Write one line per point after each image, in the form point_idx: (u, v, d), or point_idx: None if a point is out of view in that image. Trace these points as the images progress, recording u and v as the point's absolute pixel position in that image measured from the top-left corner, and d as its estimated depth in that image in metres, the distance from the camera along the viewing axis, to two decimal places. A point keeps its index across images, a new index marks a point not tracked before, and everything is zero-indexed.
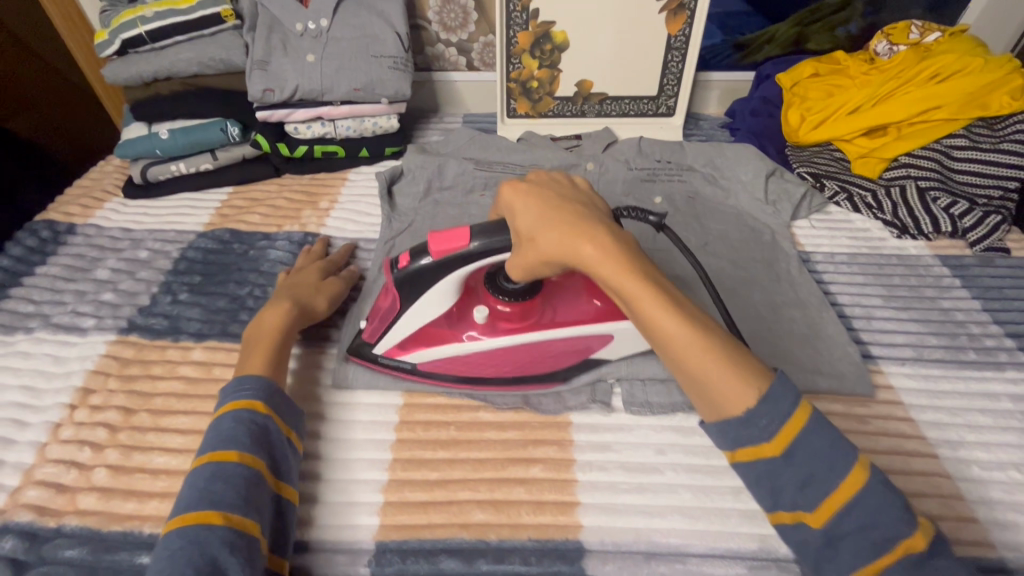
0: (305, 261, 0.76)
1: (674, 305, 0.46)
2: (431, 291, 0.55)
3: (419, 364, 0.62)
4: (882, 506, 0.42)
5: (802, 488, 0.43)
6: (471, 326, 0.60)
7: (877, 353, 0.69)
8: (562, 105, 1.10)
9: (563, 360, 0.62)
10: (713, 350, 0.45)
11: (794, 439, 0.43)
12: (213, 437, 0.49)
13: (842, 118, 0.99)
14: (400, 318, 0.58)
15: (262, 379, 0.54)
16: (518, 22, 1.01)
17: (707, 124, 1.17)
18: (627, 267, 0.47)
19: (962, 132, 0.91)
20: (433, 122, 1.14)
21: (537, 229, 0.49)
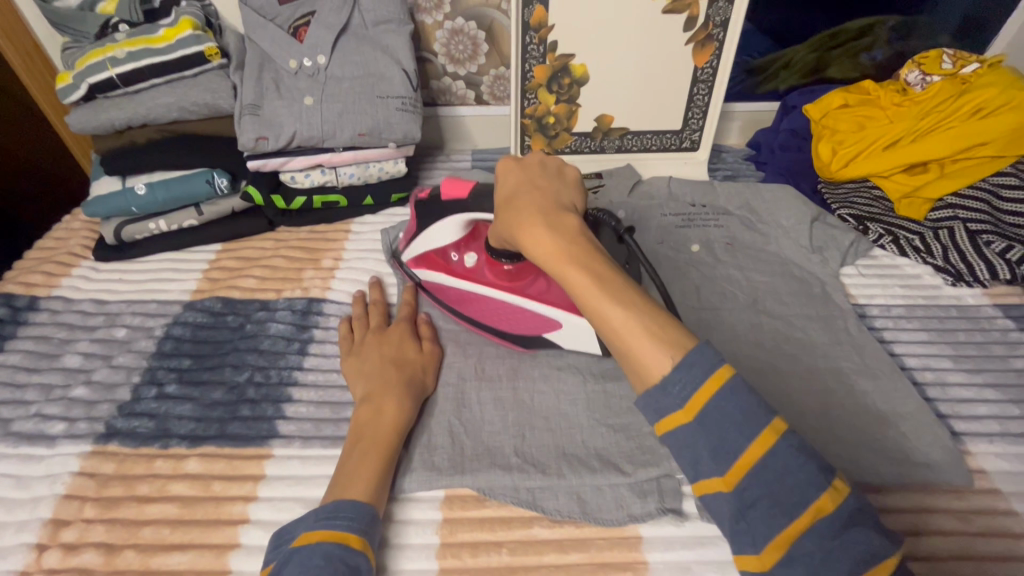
0: (375, 320, 0.70)
1: (590, 273, 0.44)
2: (440, 222, 0.66)
3: (426, 282, 0.73)
4: (800, 473, 0.36)
5: (716, 456, 0.38)
6: (463, 265, 0.69)
7: (962, 430, 0.63)
8: (580, 141, 1.03)
9: (527, 330, 0.68)
10: (627, 317, 0.42)
11: (706, 403, 0.38)
12: (296, 574, 0.43)
13: (879, 153, 0.93)
14: (420, 236, 0.69)
15: (365, 509, 0.49)
16: (534, 56, 0.94)
17: (730, 156, 1.11)
18: (551, 239, 0.47)
19: (1010, 170, 0.87)
20: (439, 161, 1.05)
21: (498, 213, 0.54)
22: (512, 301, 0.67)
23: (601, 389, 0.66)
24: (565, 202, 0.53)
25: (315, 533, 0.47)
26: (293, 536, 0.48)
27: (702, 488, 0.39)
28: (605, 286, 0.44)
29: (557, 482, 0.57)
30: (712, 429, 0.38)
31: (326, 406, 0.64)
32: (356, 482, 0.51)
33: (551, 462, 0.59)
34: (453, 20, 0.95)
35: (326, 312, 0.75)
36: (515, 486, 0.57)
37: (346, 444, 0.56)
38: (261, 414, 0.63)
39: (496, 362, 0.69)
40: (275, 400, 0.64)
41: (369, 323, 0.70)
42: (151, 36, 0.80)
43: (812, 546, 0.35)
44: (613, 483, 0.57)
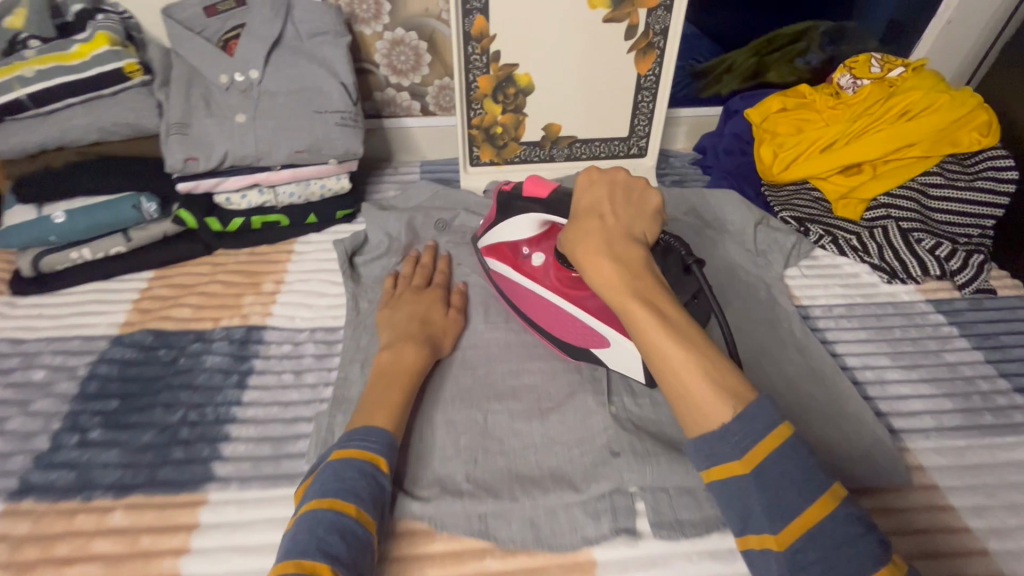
0: (418, 279, 0.75)
1: (657, 316, 0.46)
2: (519, 217, 0.67)
3: (496, 274, 0.74)
4: (861, 549, 0.36)
5: (771, 513, 0.39)
6: (531, 262, 0.69)
7: (899, 427, 0.66)
8: (529, 150, 1.02)
9: (577, 340, 0.66)
10: (688, 362, 0.44)
11: (767, 457, 0.39)
12: (334, 484, 0.49)
13: (816, 156, 0.95)
14: (497, 227, 0.71)
15: (384, 436, 0.55)
16: (478, 66, 0.92)
17: (678, 161, 1.12)
18: (619, 275, 0.49)
19: (936, 169, 0.90)
20: (387, 174, 1.03)
21: (566, 234, 0.56)
22: (568, 308, 0.65)
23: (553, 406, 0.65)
24: (638, 234, 0.54)
25: (348, 449, 0.53)
26: (328, 453, 0.53)
27: (751, 545, 0.40)
28: (670, 328, 0.46)
29: (510, 508, 0.56)
30: (769, 487, 0.39)
31: (267, 442, 0.61)
32: (383, 414, 0.57)
33: (503, 487, 0.58)
34: (393, 31, 0.92)
35: (266, 341, 0.72)
36: (467, 515, 0.56)
37: (369, 382, 0.62)
38: (197, 456, 0.60)
39: (448, 385, 0.67)
40: (212, 439, 0.61)
41: (412, 281, 0.75)
42: (65, 53, 0.74)
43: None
44: (567, 505, 0.56)
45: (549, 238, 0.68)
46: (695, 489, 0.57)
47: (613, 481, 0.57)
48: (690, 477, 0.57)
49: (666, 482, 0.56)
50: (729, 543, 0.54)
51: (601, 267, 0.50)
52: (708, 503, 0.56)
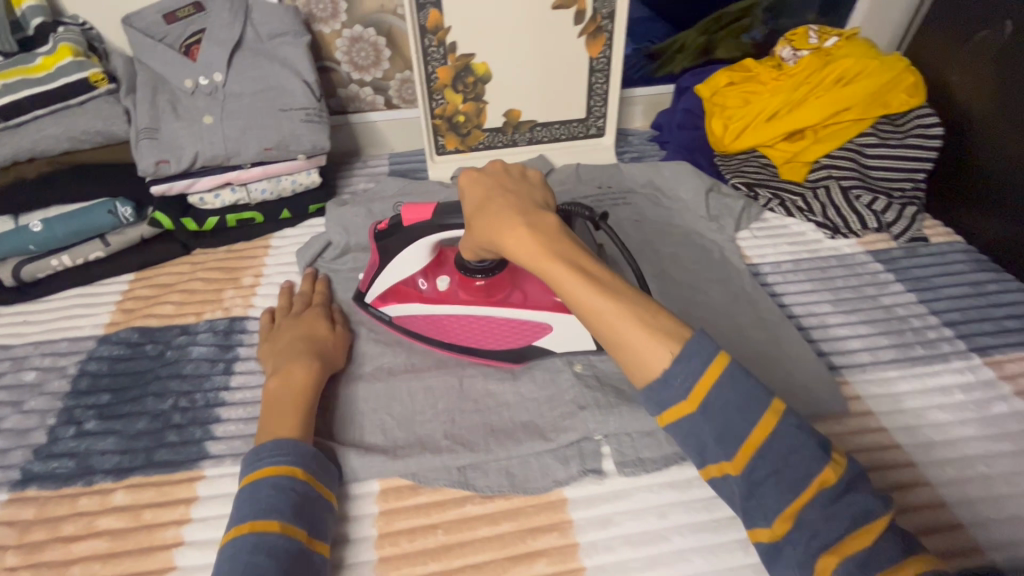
0: (295, 304, 0.73)
1: (584, 278, 0.44)
2: (405, 250, 0.64)
3: (396, 319, 0.71)
4: (802, 451, 0.40)
5: (721, 440, 0.41)
6: (436, 290, 0.68)
7: (839, 364, 0.72)
8: (492, 137, 1.06)
9: (514, 341, 0.68)
10: (624, 313, 0.43)
11: (710, 391, 0.41)
12: (250, 507, 0.48)
13: (762, 125, 1.01)
14: (384, 271, 0.67)
15: (298, 442, 0.54)
16: (436, 58, 0.96)
17: (636, 139, 1.17)
18: (541, 243, 0.46)
19: (870, 131, 0.96)
20: (357, 168, 1.07)
21: (472, 222, 0.52)
22: (501, 313, 0.66)
23: (524, 366, 0.69)
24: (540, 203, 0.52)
25: (259, 469, 0.51)
26: (241, 476, 0.52)
27: (711, 472, 0.43)
28: (598, 287, 0.44)
29: (486, 459, 0.60)
30: (716, 417, 0.41)
31: (256, 421, 0.65)
32: (280, 425, 0.56)
33: (480, 440, 0.62)
34: (351, 28, 0.96)
35: (248, 330, 0.75)
36: (447, 468, 0.60)
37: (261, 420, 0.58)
38: (189, 438, 0.63)
39: (425, 355, 0.71)
40: (203, 422, 0.65)
41: (289, 307, 0.73)
42: (28, 66, 0.77)
43: (814, 516, 0.38)
44: (539, 453, 0.61)
45: (438, 263, 0.68)
46: (655, 431, 0.62)
47: (579, 429, 0.62)
48: (650, 420, 0.62)
49: (628, 425, 0.62)
50: (688, 474, 0.59)
51: (517, 239, 0.47)
52: (667, 441, 0.61)
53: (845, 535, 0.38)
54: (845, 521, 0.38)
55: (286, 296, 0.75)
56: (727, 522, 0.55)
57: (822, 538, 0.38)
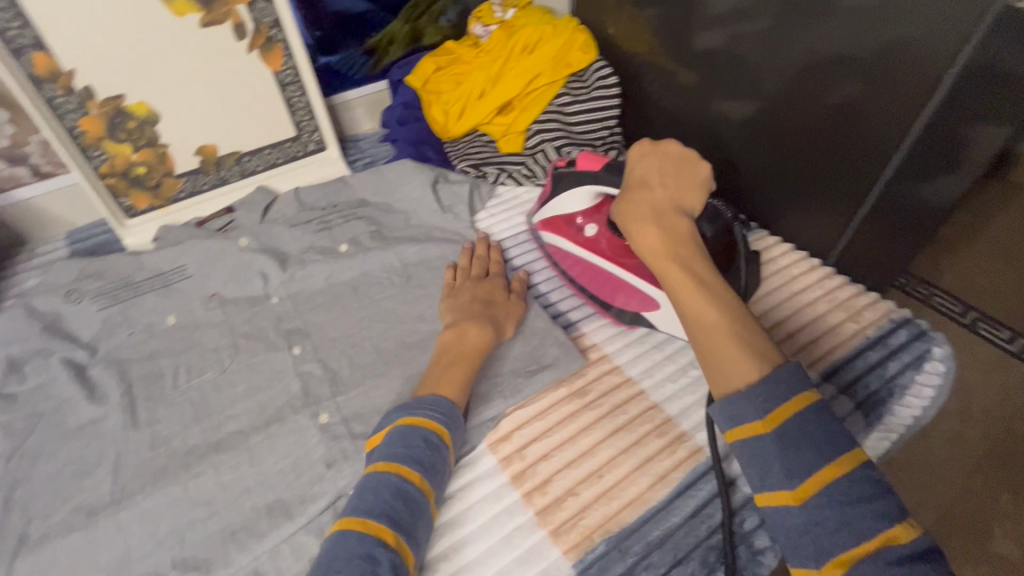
0: (477, 269, 0.77)
1: (694, 282, 0.53)
2: (575, 190, 0.74)
3: (549, 245, 0.81)
4: (869, 506, 0.39)
5: (790, 473, 0.41)
6: (585, 234, 0.75)
7: (576, 319, 0.76)
8: (192, 181, 0.92)
9: (626, 304, 0.72)
10: (719, 321, 0.49)
11: (790, 416, 0.43)
12: (400, 450, 0.52)
13: (475, 104, 1.03)
14: (556, 201, 0.78)
15: (453, 416, 0.57)
16: (71, 109, 0.79)
17: (366, 143, 1.12)
18: (663, 246, 0.57)
19: (563, 91, 1.02)
20: (22, 261, 0.85)
21: (620, 199, 0.64)
22: (622, 275, 0.71)
23: (263, 440, 0.61)
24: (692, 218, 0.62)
25: (416, 417, 0.55)
26: (397, 415, 0.56)
27: (767, 500, 0.43)
28: (704, 291, 0.52)
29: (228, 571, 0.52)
30: (792, 449, 0.42)
31: None
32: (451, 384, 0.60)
33: (216, 551, 0.53)
34: None
35: None
36: None
37: (427, 374, 0.62)
38: None
39: (138, 471, 0.59)
40: None
41: (471, 272, 0.77)
42: None
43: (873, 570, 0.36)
44: (290, 536, 0.54)
45: (600, 208, 0.76)
46: None
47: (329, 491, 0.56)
48: None
49: None
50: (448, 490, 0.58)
51: (645, 233, 0.58)
52: None
53: None
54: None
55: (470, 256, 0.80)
56: (488, 525, 0.55)
57: None
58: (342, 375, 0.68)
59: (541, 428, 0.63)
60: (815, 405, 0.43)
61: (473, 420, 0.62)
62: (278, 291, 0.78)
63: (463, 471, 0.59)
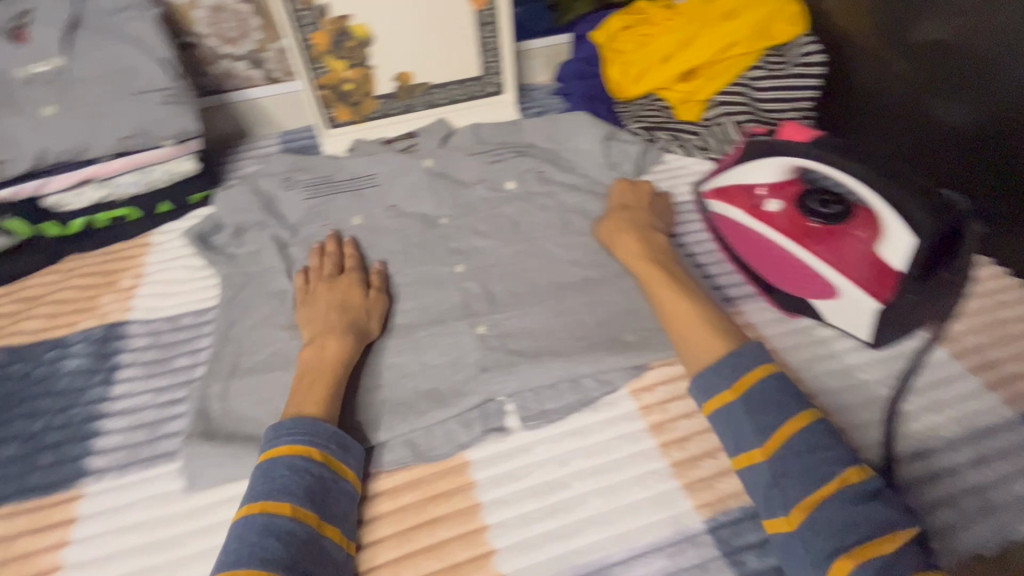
0: (328, 268, 0.72)
1: (668, 282, 0.65)
2: (764, 159, 0.71)
3: (715, 214, 0.79)
4: (827, 452, 0.47)
5: (758, 431, 0.50)
6: (764, 207, 0.73)
7: (734, 295, 0.75)
8: (386, 104, 1.01)
9: (796, 287, 0.69)
10: (694, 313, 0.60)
11: (753, 385, 0.52)
12: (264, 485, 0.48)
13: (658, 67, 1.00)
14: (736, 169, 0.75)
15: (318, 424, 0.53)
16: (308, 23, 0.90)
17: (539, 93, 1.15)
18: (638, 253, 0.70)
19: (758, 64, 0.96)
20: (245, 150, 1.00)
21: (603, 214, 0.78)
22: (800, 255, 0.68)
23: (426, 336, 0.67)
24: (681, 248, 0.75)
25: (277, 447, 0.51)
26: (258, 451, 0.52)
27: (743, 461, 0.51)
28: (680, 291, 0.63)
29: (390, 435, 0.58)
30: (755, 412, 0.51)
31: (141, 429, 0.61)
32: (313, 400, 0.56)
33: (381, 416, 0.60)
34: None
35: (128, 337, 0.70)
36: None
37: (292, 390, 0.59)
38: (68, 455, 0.59)
39: None
40: (81, 437, 0.60)
41: (322, 273, 0.72)
42: None
43: (832, 508, 0.44)
44: (442, 421, 0.60)
45: (787, 185, 0.73)
46: (557, 383, 0.62)
47: (481, 392, 0.61)
48: (551, 373, 0.62)
49: (530, 381, 0.61)
50: (588, 420, 0.60)
51: (625, 244, 0.71)
52: (569, 391, 0.61)
53: (863, 540, 0.43)
54: (863, 519, 0.44)
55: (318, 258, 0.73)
56: (624, 461, 0.56)
57: (837, 535, 0.43)
58: (499, 298, 0.72)
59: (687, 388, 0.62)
60: (775, 374, 0.53)
61: (620, 364, 0.63)
62: (448, 213, 0.84)
63: (603, 408, 0.61)
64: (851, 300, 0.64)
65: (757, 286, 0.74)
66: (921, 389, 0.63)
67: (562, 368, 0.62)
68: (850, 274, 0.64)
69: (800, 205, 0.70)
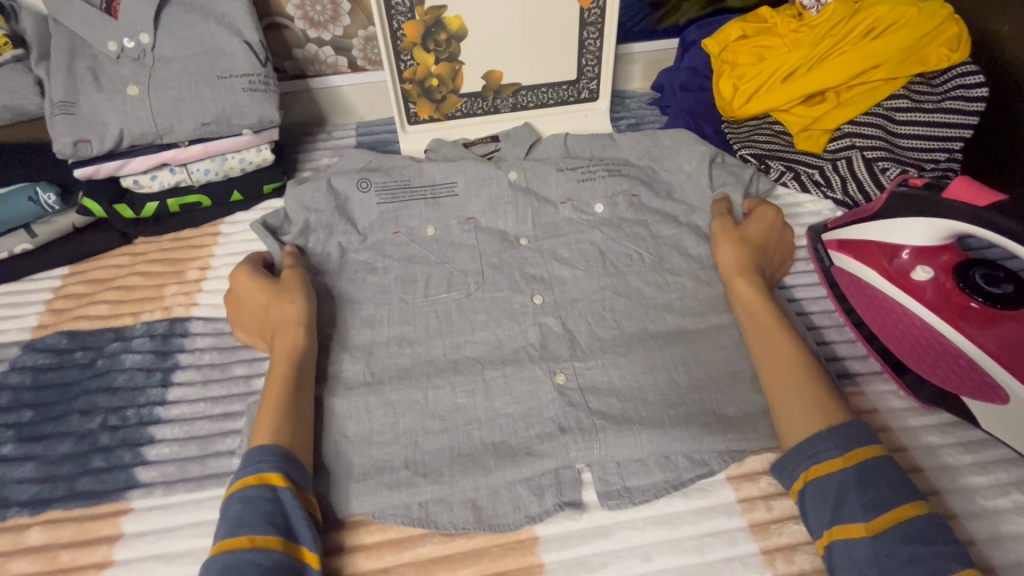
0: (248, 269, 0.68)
1: (798, 351, 0.56)
2: (921, 220, 0.59)
3: (838, 270, 0.68)
4: (941, 545, 0.42)
5: (868, 506, 0.45)
6: (907, 273, 0.62)
7: (856, 371, 0.64)
8: (471, 103, 0.94)
9: (940, 376, 0.58)
10: (801, 385, 0.53)
11: (868, 458, 0.47)
12: (222, 523, 0.46)
13: (777, 86, 0.89)
14: (877, 222, 0.64)
15: (266, 448, 0.50)
16: (401, 11, 0.84)
17: (634, 103, 1.05)
18: (765, 308, 0.61)
19: (902, 92, 0.83)
20: (321, 140, 0.95)
21: (723, 245, 0.67)
22: None
23: (497, 377, 0.60)
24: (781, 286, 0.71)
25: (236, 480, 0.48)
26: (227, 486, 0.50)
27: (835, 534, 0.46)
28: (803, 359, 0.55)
29: (452, 491, 0.52)
30: (867, 484, 0.46)
31: (193, 442, 0.58)
32: (265, 425, 0.52)
33: (444, 468, 0.54)
34: None
35: (189, 336, 0.67)
36: (406, 503, 0.52)
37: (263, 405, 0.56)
38: (118, 462, 0.56)
39: (387, 363, 0.63)
40: (132, 444, 0.58)
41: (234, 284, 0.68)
42: None
43: None
44: (510, 483, 0.53)
45: (939, 251, 0.61)
46: (644, 457, 0.54)
47: (558, 457, 0.53)
48: (640, 446, 0.54)
49: (614, 452, 0.53)
50: (677, 507, 0.52)
51: (750, 296, 0.62)
52: (657, 468, 0.53)
53: None
54: None
55: (236, 284, 0.65)
56: (719, 567, 0.48)
57: None
58: (581, 342, 0.64)
59: None
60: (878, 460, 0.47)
61: (720, 446, 0.54)
62: (528, 234, 0.76)
63: (696, 494, 0.53)
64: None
65: (885, 363, 0.62)
66: None
67: (652, 442, 0.54)
68: (1021, 376, 0.53)
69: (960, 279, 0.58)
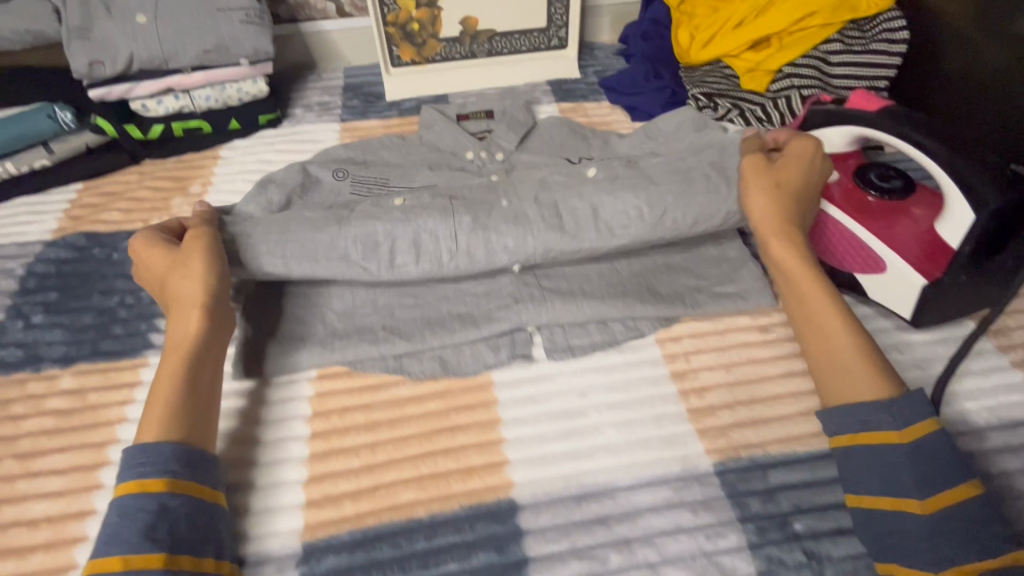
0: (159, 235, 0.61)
1: (846, 320, 0.54)
2: (826, 129, 0.68)
3: None
4: (992, 528, 0.43)
5: (922, 483, 0.45)
6: None
7: None
8: (449, 48, 1.02)
9: (840, 261, 0.68)
10: (847, 348, 0.52)
11: (923, 434, 0.46)
12: (102, 536, 0.44)
13: (729, 33, 0.98)
14: None
15: (155, 448, 0.46)
16: None
17: (601, 53, 1.14)
18: (811, 274, 0.56)
19: (836, 37, 0.92)
20: (311, 81, 1.04)
21: (764, 199, 0.60)
22: (850, 227, 0.65)
23: None
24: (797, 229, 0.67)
25: (121, 484, 0.46)
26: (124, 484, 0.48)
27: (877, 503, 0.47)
28: (849, 327, 0.53)
29: (421, 347, 0.62)
30: (922, 462, 0.46)
31: None
32: (151, 423, 0.48)
33: (416, 330, 0.63)
34: None
35: None
36: (383, 356, 0.62)
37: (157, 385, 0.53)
38: (135, 330, 0.65)
39: None
40: (146, 317, 0.66)
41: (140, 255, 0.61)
42: None
43: None
44: (472, 342, 0.62)
45: (845, 158, 0.70)
46: (586, 322, 0.63)
47: (512, 319, 0.63)
48: (582, 312, 0.63)
49: (560, 317, 0.63)
50: (611, 359, 0.62)
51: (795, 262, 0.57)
52: (596, 331, 0.63)
53: None
54: None
55: (139, 257, 0.59)
56: (642, 401, 0.58)
57: None
58: None
59: (714, 343, 0.63)
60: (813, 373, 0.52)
61: (650, 313, 0.64)
62: None
63: (628, 350, 0.62)
64: (900, 275, 0.63)
65: None
66: (958, 373, 0.61)
67: (593, 309, 0.63)
68: (900, 250, 0.62)
69: (859, 178, 0.67)
